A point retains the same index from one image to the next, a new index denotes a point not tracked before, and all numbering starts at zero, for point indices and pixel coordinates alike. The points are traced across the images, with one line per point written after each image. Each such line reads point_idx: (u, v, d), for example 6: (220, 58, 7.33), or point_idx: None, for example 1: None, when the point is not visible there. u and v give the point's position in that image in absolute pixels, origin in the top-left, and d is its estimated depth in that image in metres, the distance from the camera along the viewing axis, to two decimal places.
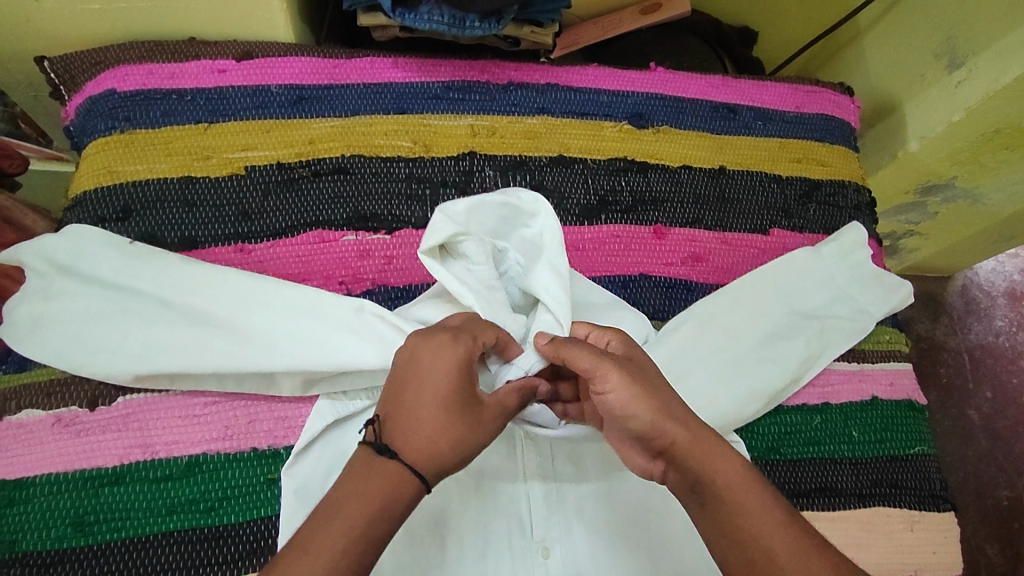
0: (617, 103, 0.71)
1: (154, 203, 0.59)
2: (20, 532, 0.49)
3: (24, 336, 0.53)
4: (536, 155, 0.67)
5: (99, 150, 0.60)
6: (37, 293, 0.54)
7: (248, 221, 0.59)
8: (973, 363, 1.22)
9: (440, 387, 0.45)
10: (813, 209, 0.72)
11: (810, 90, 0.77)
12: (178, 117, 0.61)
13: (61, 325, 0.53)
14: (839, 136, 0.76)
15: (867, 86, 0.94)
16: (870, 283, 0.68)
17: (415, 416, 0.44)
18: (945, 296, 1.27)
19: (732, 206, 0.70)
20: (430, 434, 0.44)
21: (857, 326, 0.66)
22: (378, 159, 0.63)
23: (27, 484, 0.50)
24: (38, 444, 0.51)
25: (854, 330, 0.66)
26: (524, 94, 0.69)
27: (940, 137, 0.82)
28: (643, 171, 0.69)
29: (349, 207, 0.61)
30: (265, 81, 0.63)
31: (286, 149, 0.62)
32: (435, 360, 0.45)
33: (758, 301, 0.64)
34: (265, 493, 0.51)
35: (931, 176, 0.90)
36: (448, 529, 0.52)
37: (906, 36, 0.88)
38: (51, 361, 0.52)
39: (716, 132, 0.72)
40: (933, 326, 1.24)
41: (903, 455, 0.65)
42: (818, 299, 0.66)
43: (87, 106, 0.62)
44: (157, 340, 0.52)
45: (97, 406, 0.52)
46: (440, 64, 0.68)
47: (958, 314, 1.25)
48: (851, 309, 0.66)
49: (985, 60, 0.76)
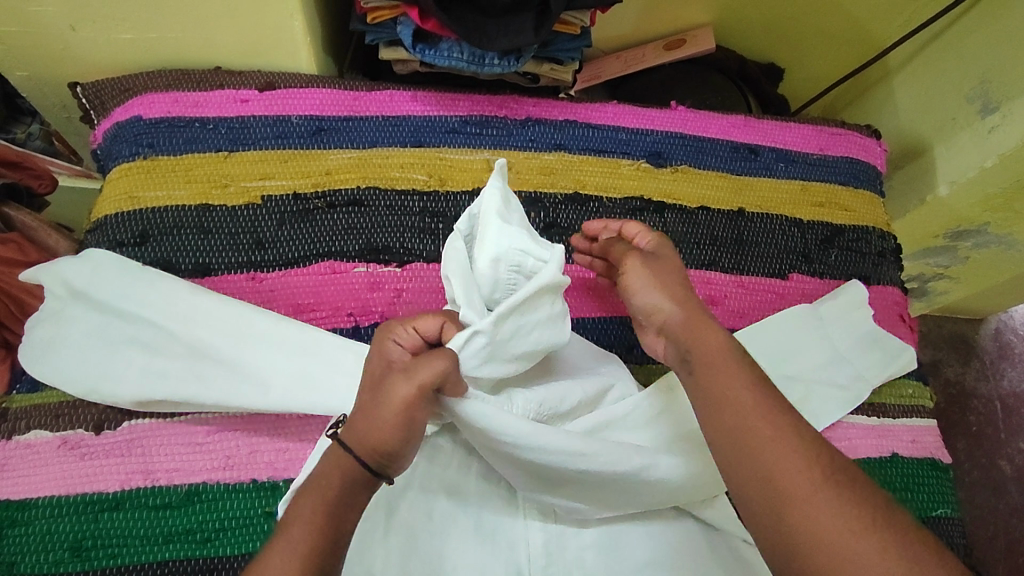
0: (635, 141, 0.71)
1: (171, 229, 0.60)
2: (19, 554, 0.49)
3: (40, 354, 0.54)
4: (552, 191, 0.67)
5: (122, 175, 0.61)
6: (51, 312, 0.55)
7: (261, 250, 0.60)
8: (1006, 412, 1.18)
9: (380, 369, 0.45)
10: (834, 254, 0.70)
11: (835, 132, 0.76)
12: (200, 144, 0.62)
13: (74, 345, 0.54)
14: (864, 180, 0.74)
15: (896, 126, 0.93)
16: (868, 346, 0.65)
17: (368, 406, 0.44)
18: (977, 341, 1.23)
19: (750, 249, 0.68)
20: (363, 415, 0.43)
21: (850, 396, 0.63)
22: (393, 192, 0.64)
23: (30, 505, 0.50)
24: (44, 466, 0.51)
25: (843, 400, 0.63)
26: (542, 130, 0.69)
27: (971, 182, 0.80)
28: (660, 211, 0.68)
29: (361, 239, 0.61)
30: (287, 111, 0.65)
31: (303, 179, 0.63)
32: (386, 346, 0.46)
33: (764, 353, 0.62)
34: (261, 527, 0.51)
35: (963, 221, 0.87)
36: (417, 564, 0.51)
37: (936, 78, 0.86)
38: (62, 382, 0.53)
39: (735, 173, 0.71)
40: (963, 370, 1.21)
41: (924, 517, 0.62)
42: (813, 361, 0.63)
43: (114, 131, 0.63)
44: (165, 367, 0.52)
45: (102, 431, 0.52)
46: (459, 98, 0.68)
47: (992, 360, 1.22)
48: (845, 375, 0.63)
49: (1019, 107, 0.74)
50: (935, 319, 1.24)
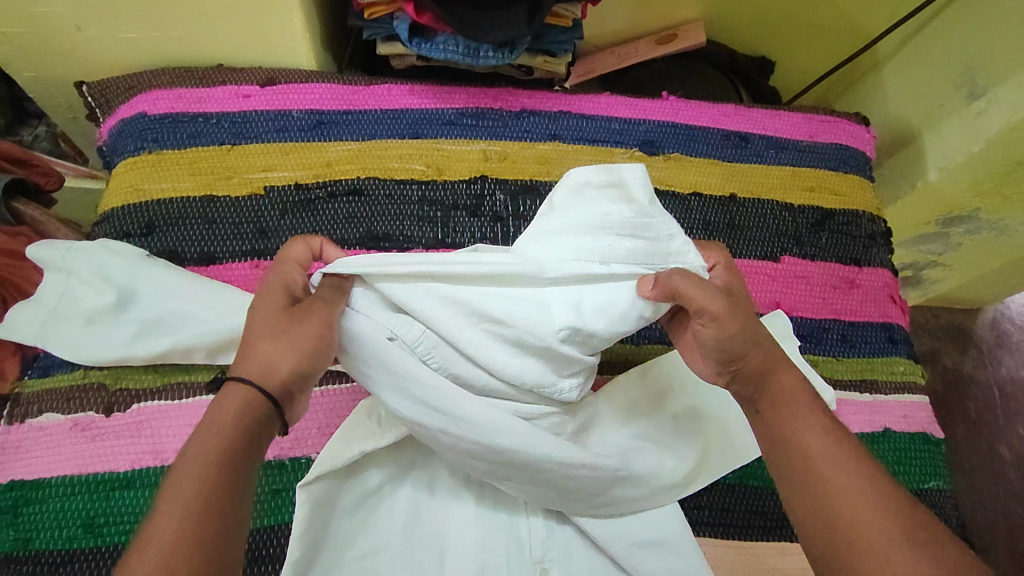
0: (628, 131, 0.72)
1: (176, 220, 0.61)
2: (34, 531, 0.50)
3: (60, 333, 0.55)
4: (547, 180, 0.68)
5: (128, 169, 0.63)
6: (70, 295, 0.56)
7: (264, 238, 0.61)
8: (1005, 398, 1.23)
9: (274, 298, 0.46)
10: (825, 237, 0.71)
11: (823, 120, 0.77)
12: (204, 138, 0.64)
13: (94, 329, 0.55)
14: (853, 165, 0.76)
15: (884, 116, 0.95)
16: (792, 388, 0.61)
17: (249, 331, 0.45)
18: (974, 329, 1.29)
19: (742, 233, 0.70)
20: (285, 350, 0.43)
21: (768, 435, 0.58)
22: (392, 182, 0.65)
23: (43, 484, 0.51)
24: (56, 447, 0.52)
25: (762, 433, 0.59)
26: (537, 120, 0.71)
27: (960, 168, 0.83)
28: (653, 197, 0.70)
29: (363, 226, 0.63)
30: (288, 106, 0.66)
31: (305, 170, 0.64)
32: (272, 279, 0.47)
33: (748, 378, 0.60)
34: (269, 504, 0.52)
35: (953, 208, 0.92)
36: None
37: (923, 67, 0.88)
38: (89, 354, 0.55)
39: (726, 160, 0.73)
40: (961, 358, 1.26)
41: (918, 489, 0.63)
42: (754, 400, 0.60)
43: (120, 128, 0.65)
44: (151, 341, 0.54)
45: (113, 413, 0.54)
46: (455, 92, 0.70)
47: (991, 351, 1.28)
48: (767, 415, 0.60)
49: (1006, 92, 0.76)
50: (932, 310, 1.29)
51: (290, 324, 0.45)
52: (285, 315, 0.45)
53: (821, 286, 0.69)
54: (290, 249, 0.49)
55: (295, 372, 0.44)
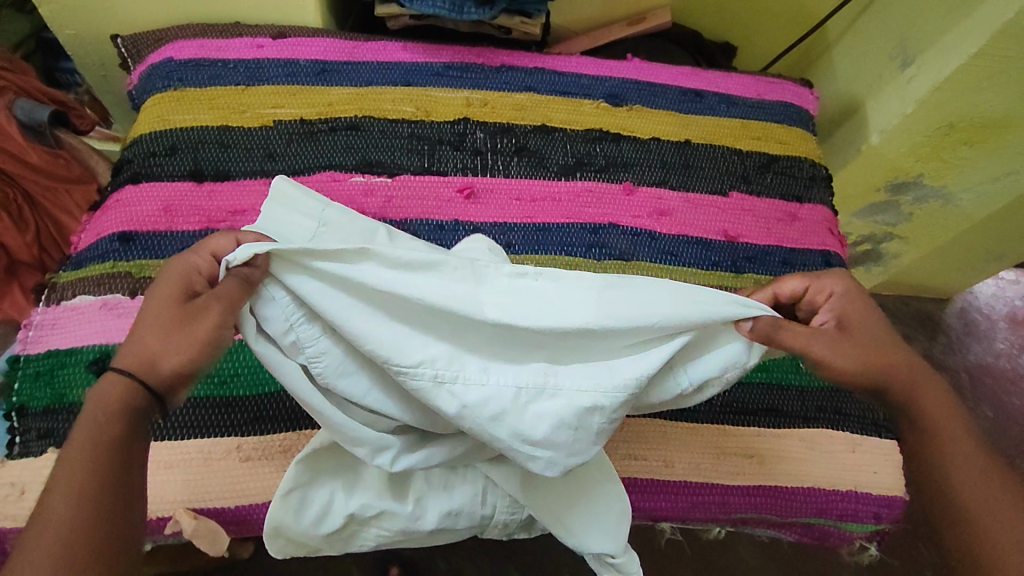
0: (596, 85, 0.82)
1: (197, 144, 0.70)
2: (69, 387, 0.58)
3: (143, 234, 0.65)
4: (522, 123, 0.77)
5: (157, 103, 0.72)
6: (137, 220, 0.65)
7: (272, 161, 0.70)
8: (973, 381, 1.41)
9: (175, 284, 0.50)
10: (770, 177, 0.80)
11: (770, 82, 0.88)
12: (221, 79, 0.73)
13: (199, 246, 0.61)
14: (797, 120, 0.85)
15: (835, 92, 1.05)
16: None
17: (148, 319, 0.49)
18: (944, 318, 1.48)
19: (696, 171, 0.79)
20: (174, 343, 0.48)
21: None
22: (386, 120, 0.74)
23: (76, 351, 0.59)
24: (87, 323, 0.60)
25: None
26: (514, 74, 0.80)
27: (898, 129, 0.92)
28: (617, 141, 0.79)
29: (359, 155, 0.72)
30: (296, 56, 0.76)
31: (309, 108, 0.74)
32: (179, 265, 0.51)
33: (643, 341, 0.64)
34: (269, 374, 0.60)
35: (900, 173, 1.02)
36: (353, 471, 0.57)
37: (865, 45, 0.99)
38: (121, 248, 0.64)
39: (683, 112, 0.82)
40: (931, 344, 1.44)
41: None
42: None
43: (149, 71, 0.74)
44: None
45: (136, 295, 0.62)
46: (443, 49, 0.80)
47: (960, 337, 1.47)
48: None
49: (932, 56, 0.86)
50: (903, 299, 1.49)
51: (181, 319, 0.48)
52: (176, 310, 0.48)
53: (765, 218, 0.78)
54: (212, 240, 0.51)
55: (174, 371, 0.48)
